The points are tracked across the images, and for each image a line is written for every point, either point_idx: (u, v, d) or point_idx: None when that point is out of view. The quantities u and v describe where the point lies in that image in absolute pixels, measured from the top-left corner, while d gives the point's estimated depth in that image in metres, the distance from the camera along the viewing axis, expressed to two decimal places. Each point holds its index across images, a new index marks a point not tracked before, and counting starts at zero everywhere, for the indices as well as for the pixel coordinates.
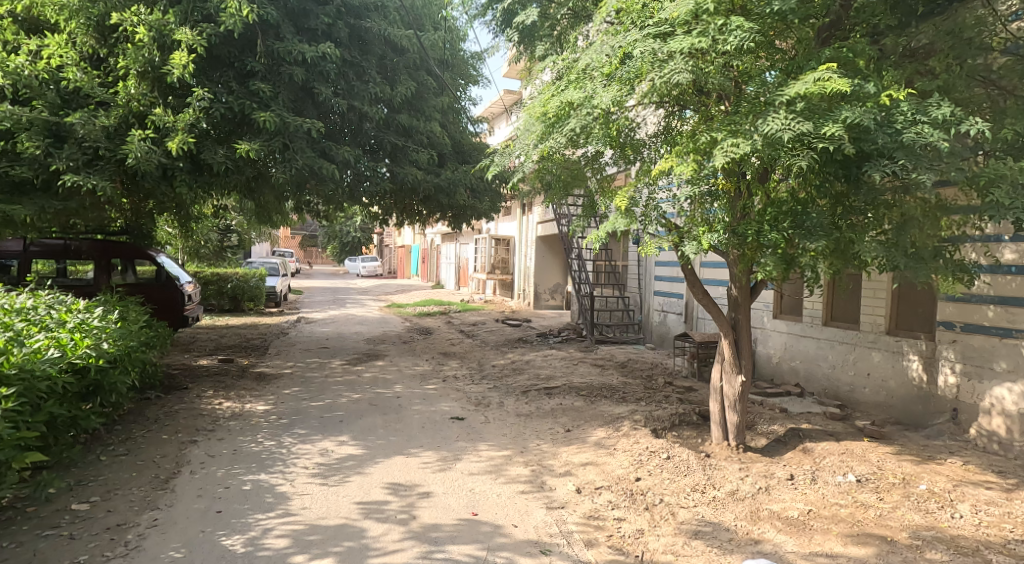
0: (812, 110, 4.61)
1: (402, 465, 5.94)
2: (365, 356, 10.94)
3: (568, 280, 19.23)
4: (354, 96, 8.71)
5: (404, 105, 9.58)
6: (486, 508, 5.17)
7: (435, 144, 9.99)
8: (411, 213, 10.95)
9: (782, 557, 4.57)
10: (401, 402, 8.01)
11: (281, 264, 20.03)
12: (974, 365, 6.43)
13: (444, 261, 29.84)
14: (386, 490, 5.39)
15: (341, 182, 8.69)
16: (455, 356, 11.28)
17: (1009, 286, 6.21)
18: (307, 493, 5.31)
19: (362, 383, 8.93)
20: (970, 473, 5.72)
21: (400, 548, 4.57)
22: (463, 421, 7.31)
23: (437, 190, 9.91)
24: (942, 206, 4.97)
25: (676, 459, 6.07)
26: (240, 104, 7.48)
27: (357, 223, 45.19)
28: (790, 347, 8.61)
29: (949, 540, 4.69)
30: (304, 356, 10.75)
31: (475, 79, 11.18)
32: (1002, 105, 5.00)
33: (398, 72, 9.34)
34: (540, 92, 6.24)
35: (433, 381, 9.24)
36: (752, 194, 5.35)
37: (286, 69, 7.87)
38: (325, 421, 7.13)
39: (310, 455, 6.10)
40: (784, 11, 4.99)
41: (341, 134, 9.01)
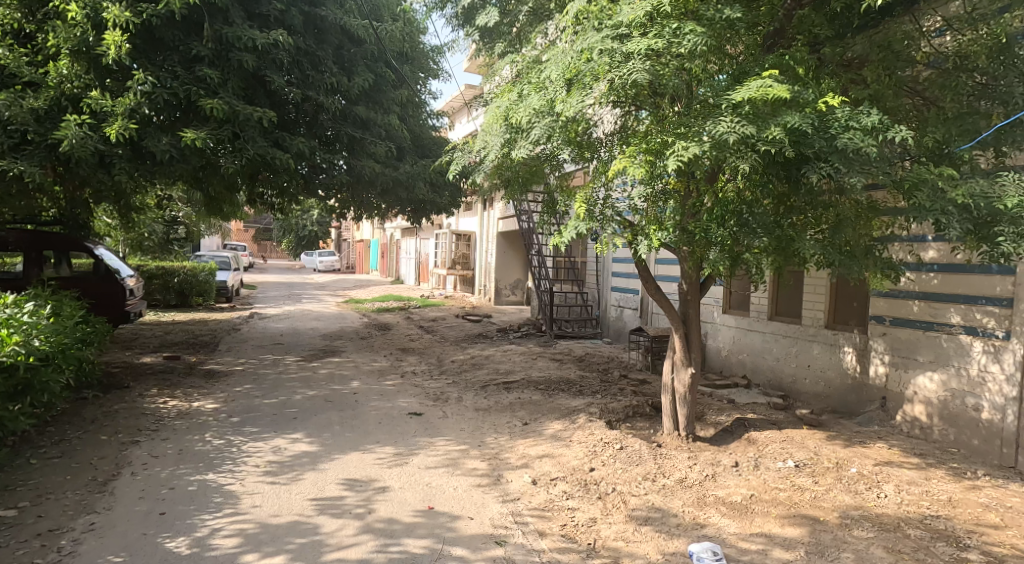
0: (757, 114, 4.87)
1: (357, 461, 6.06)
2: (321, 352, 10.99)
3: (528, 276, 19.45)
4: (310, 86, 8.75)
5: (361, 96, 9.64)
6: (442, 501, 5.34)
7: (394, 137, 10.07)
8: (370, 208, 11.00)
9: (724, 540, 4.85)
10: (358, 398, 8.11)
11: (233, 258, 19.78)
12: (901, 356, 6.84)
13: (405, 255, 29.77)
14: (340, 486, 5.52)
15: (296, 174, 8.65)
16: (413, 352, 11.41)
17: (931, 282, 6.59)
18: (258, 492, 5.40)
19: (318, 380, 8.98)
20: (895, 455, 6.12)
21: (356, 543, 4.70)
22: (420, 416, 7.46)
23: (395, 184, 10.01)
24: (874, 209, 5.31)
25: (629, 449, 6.34)
26: (186, 89, 7.41)
27: (315, 218, 44.70)
28: (738, 341, 8.96)
29: (875, 517, 5.04)
30: (258, 352, 10.74)
31: (435, 72, 11.27)
32: (927, 114, 5.41)
33: (355, 64, 9.41)
34: (500, 94, 6.41)
35: (392, 377, 9.37)
36: (701, 193, 5.63)
37: (236, 55, 7.77)
38: (278, 418, 7.20)
39: (262, 453, 6.18)
40: (733, 19, 5.25)
41: (297, 126, 9.02)
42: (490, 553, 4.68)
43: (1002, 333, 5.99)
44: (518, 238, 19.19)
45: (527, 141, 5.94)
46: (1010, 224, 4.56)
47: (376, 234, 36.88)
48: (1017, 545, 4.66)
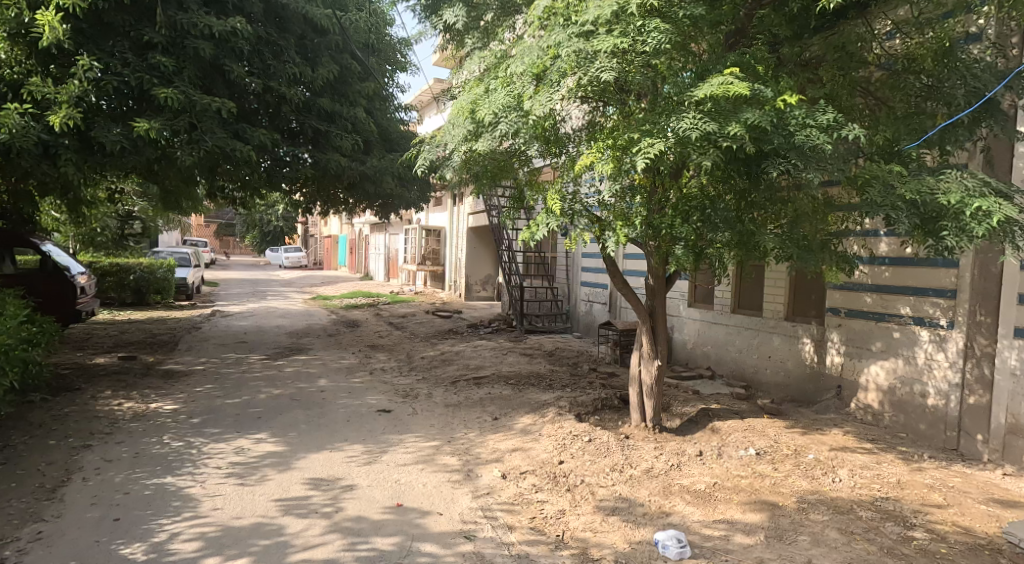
0: (719, 110, 5.02)
1: (325, 460, 6.10)
2: (287, 350, 10.96)
3: (499, 271, 19.54)
4: (271, 77, 8.65)
5: (327, 88, 9.62)
6: (411, 498, 5.40)
7: (360, 130, 10.02)
8: (337, 202, 11.08)
9: (688, 527, 5.00)
10: (325, 397, 8.13)
11: (193, 254, 19.53)
12: (855, 346, 7.10)
13: (374, 250, 29.64)
14: (306, 486, 5.55)
15: (256, 166, 8.60)
16: (382, 349, 11.43)
17: (883, 275, 6.85)
18: (221, 493, 5.40)
19: (282, 378, 8.97)
20: (850, 441, 6.39)
21: (323, 542, 4.75)
22: (389, 413, 7.52)
23: (362, 178, 10.02)
24: (829, 204, 5.52)
25: (597, 441, 6.48)
26: (138, 77, 7.27)
27: (281, 213, 44.14)
28: (703, 334, 9.17)
29: (830, 501, 5.24)
30: (220, 351, 10.67)
31: (402, 64, 11.27)
32: (878, 114, 5.66)
33: (319, 54, 9.37)
34: (468, 88, 6.45)
35: (360, 374, 9.40)
36: (667, 189, 5.75)
37: (192, 43, 7.64)
38: (241, 418, 7.20)
39: (225, 454, 6.19)
40: (696, 17, 5.41)
41: (259, 117, 8.93)
42: (459, 548, 4.76)
43: (947, 323, 6.25)
44: (489, 233, 19.26)
45: (495, 136, 6.03)
46: (955, 220, 4.77)
47: (344, 229, 36.61)
48: (958, 522, 4.91)
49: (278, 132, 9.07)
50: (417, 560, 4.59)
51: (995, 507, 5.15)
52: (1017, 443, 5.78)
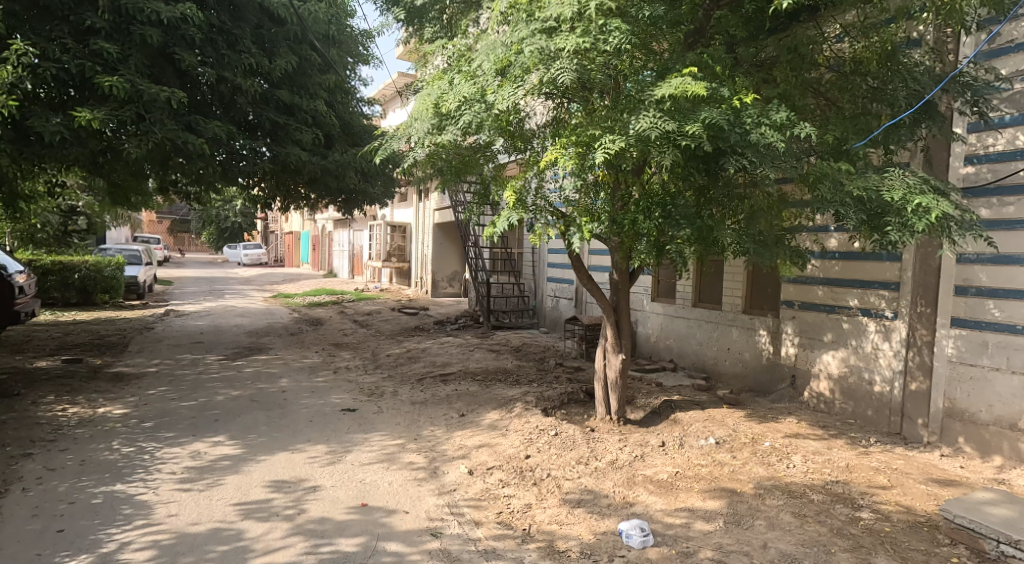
0: (678, 109, 5.15)
1: (286, 461, 6.08)
2: (247, 350, 10.86)
3: (465, 268, 19.64)
4: (226, 67, 8.48)
5: (285, 80, 9.51)
6: (376, 497, 5.42)
7: (322, 124, 9.98)
8: (298, 197, 11.04)
9: (651, 516, 5.14)
10: (286, 397, 8.11)
11: (143, 251, 19.13)
12: (808, 337, 7.36)
13: (337, 247, 29.43)
14: (267, 488, 5.51)
15: (212, 160, 8.42)
16: (346, 347, 11.41)
17: (834, 269, 7.11)
18: (174, 500, 5.30)
19: (241, 379, 8.90)
20: (803, 428, 6.65)
21: (285, 545, 4.73)
22: (354, 412, 7.54)
23: (324, 172, 9.96)
24: (783, 201, 5.71)
25: (563, 435, 6.61)
26: (79, 64, 7.02)
27: (242, 209, 43.44)
28: (665, 327, 9.38)
29: (785, 486, 5.44)
30: (174, 353, 10.52)
31: (364, 57, 11.26)
32: (829, 114, 5.90)
33: (277, 45, 9.31)
34: (432, 82, 6.49)
35: (324, 373, 9.40)
36: (629, 185, 5.89)
37: (138, 30, 7.42)
38: (197, 421, 7.10)
39: (180, 458, 6.08)
40: (656, 16, 5.54)
41: (212, 109, 8.77)
42: (426, 545, 4.80)
43: (891, 314, 6.55)
44: (455, 229, 19.32)
45: (459, 131, 6.06)
46: (897, 216, 5.02)
47: (306, 226, 36.24)
48: (901, 502, 5.15)
49: (232, 124, 8.89)
50: (382, 559, 4.61)
51: (934, 487, 5.42)
52: (956, 426, 6.10)
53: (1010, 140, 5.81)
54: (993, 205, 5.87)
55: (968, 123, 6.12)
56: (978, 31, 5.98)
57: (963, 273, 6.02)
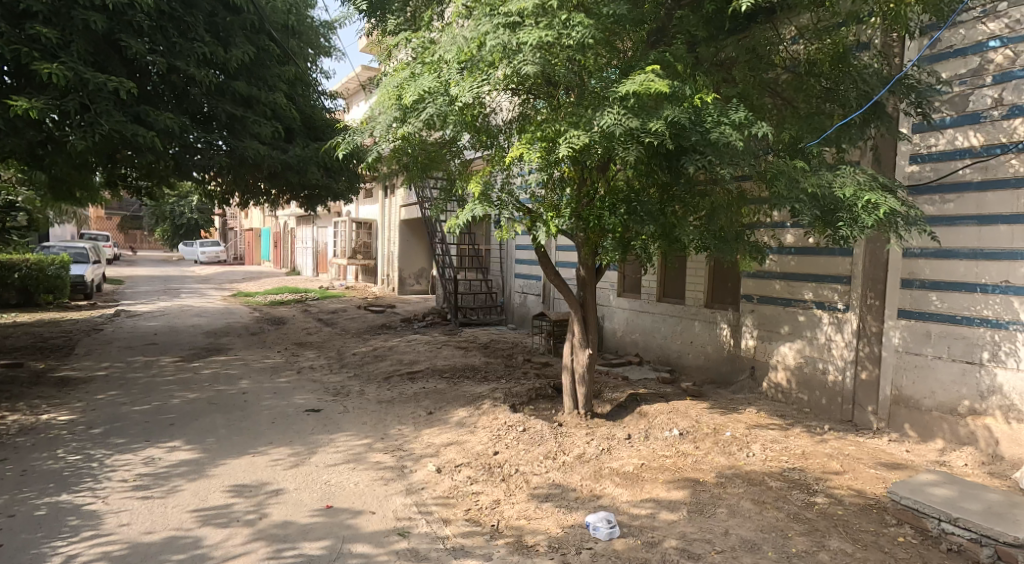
0: (641, 107, 5.23)
1: (247, 465, 6.05)
2: (204, 351, 10.73)
3: (432, 264, 19.66)
4: (177, 55, 8.29)
5: (242, 70, 9.32)
6: (341, 499, 5.44)
7: (282, 118, 9.89)
8: (257, 191, 10.89)
9: (617, 508, 5.25)
10: (246, 399, 8.05)
11: (90, 249, 18.66)
12: (766, 330, 7.58)
13: (300, 245, 29.12)
14: (228, 493, 5.48)
15: (162, 153, 8.28)
16: (310, 346, 11.36)
17: (790, 263, 7.33)
18: (126, 509, 5.22)
19: (198, 382, 8.80)
20: (762, 418, 6.87)
21: (245, 551, 4.71)
22: (318, 413, 7.55)
23: (284, 167, 9.85)
24: (742, 198, 5.86)
25: (530, 431, 6.71)
26: (17, 50, 6.78)
27: (201, 206, 42.63)
28: (630, 322, 9.53)
29: (745, 474, 5.62)
30: (126, 355, 10.32)
31: (325, 50, 11.17)
32: (785, 113, 6.08)
33: (232, 34, 9.01)
34: (394, 73, 6.46)
35: (287, 373, 9.36)
36: (594, 182, 5.99)
37: (80, 15, 7.23)
38: (151, 426, 7.00)
39: (132, 465, 5.98)
40: (619, 14, 5.62)
41: (164, 101, 8.55)
42: (393, 545, 4.84)
43: (843, 306, 6.79)
44: (421, 226, 19.32)
45: (422, 124, 6.03)
46: (848, 212, 5.23)
47: (267, 222, 35.77)
48: (853, 487, 5.36)
49: (183, 115, 8.69)
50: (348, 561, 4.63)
51: (882, 470, 5.65)
52: (902, 412, 6.37)
53: (951, 140, 6.06)
54: (936, 202, 6.13)
55: (913, 123, 6.34)
56: (921, 36, 6.24)
57: (908, 266, 6.29)
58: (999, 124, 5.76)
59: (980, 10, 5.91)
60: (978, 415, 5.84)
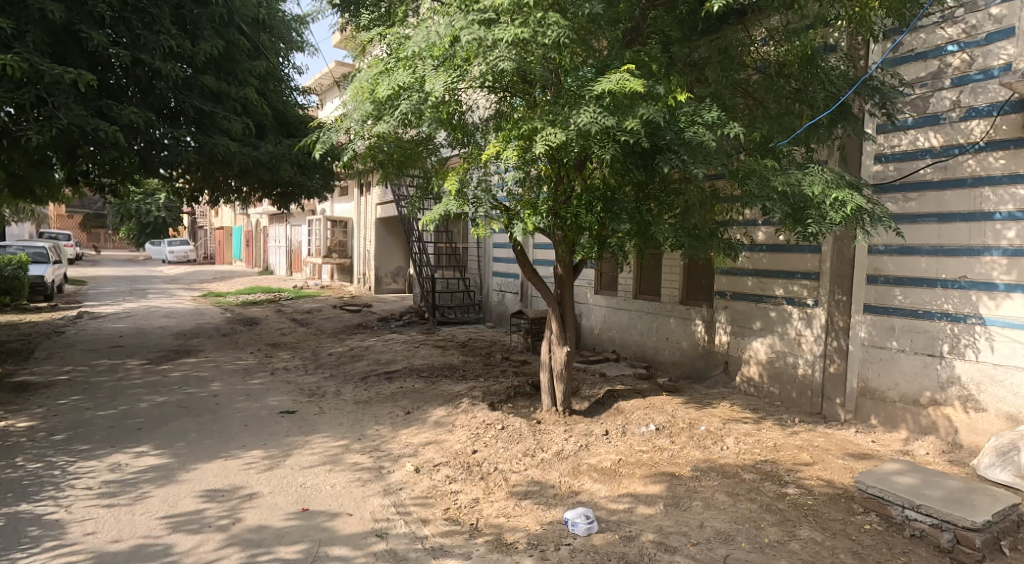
0: (616, 106, 5.30)
1: (219, 469, 6.03)
2: (173, 353, 10.63)
3: (408, 263, 19.63)
4: (141, 48, 8.13)
5: (210, 64, 9.19)
6: (317, 501, 5.45)
7: (253, 113, 9.80)
8: (225, 188, 10.77)
9: (595, 503, 5.33)
10: (218, 402, 8.00)
11: (50, 249, 18.35)
12: (739, 326, 7.72)
13: (273, 243, 28.85)
14: (200, 498, 5.47)
15: (127, 148, 8.18)
16: (284, 347, 11.31)
17: (762, 260, 7.47)
18: (91, 517, 5.18)
19: (167, 385, 8.72)
20: (735, 412, 7.00)
21: (219, 557, 4.70)
22: (294, 415, 7.54)
23: (256, 164, 9.75)
24: (716, 196, 5.96)
25: (509, 429, 6.77)
26: None
27: (171, 205, 42.04)
28: (607, 319, 9.63)
29: (719, 467, 5.74)
30: (91, 359, 10.19)
31: (298, 45, 11.10)
32: (755, 113, 6.20)
33: (199, 26, 8.91)
34: (368, 67, 6.42)
35: (260, 375, 9.32)
36: (571, 180, 6.06)
37: (36, 4, 7.08)
38: (116, 431, 6.94)
39: (97, 473, 5.93)
40: (594, 14, 5.67)
41: (127, 94, 8.41)
42: (372, 547, 4.85)
43: (812, 302, 6.94)
44: (397, 224, 19.24)
45: (397, 120, 6.04)
46: (817, 210, 5.36)
47: (239, 220, 35.35)
48: (823, 477, 5.49)
49: (148, 110, 8.48)
50: None
51: (850, 460, 5.80)
52: (868, 403, 6.54)
53: (913, 140, 6.23)
54: (899, 201, 6.30)
55: (877, 123, 6.50)
56: (884, 39, 6.40)
57: (873, 262, 6.45)
58: (957, 126, 5.94)
59: (939, 15, 6.06)
60: (939, 405, 6.03)
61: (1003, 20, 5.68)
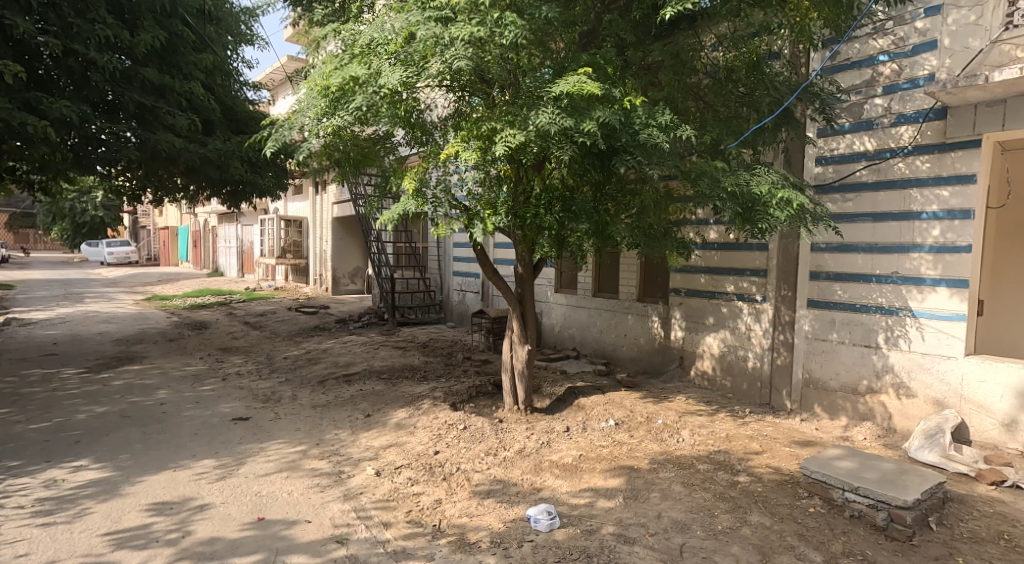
0: (574, 107, 5.42)
1: (167, 481, 5.98)
2: (114, 361, 10.42)
3: (366, 263, 19.56)
4: (74, 37, 7.91)
5: (152, 56, 9.00)
6: (275, 510, 5.46)
7: (199, 109, 9.63)
8: (166, 186, 10.59)
9: (557, 499, 5.46)
10: (165, 411, 7.90)
11: None
12: (693, 321, 7.94)
13: (223, 244, 28.34)
14: (147, 512, 5.42)
15: (58, 142, 7.99)
16: (236, 351, 11.18)
17: (714, 258, 7.69)
18: (25, 538, 5.09)
19: (106, 395, 8.55)
20: (690, 406, 7.21)
21: None
22: (247, 421, 7.50)
23: (203, 162, 9.55)
24: (669, 197, 6.15)
25: (471, 429, 6.86)
26: None
27: (114, 204, 40.88)
28: (567, 317, 9.79)
29: (676, 459, 5.93)
30: (24, 369, 9.91)
31: (247, 38, 10.98)
32: (705, 115, 6.41)
33: (139, 16, 8.66)
34: (322, 63, 6.40)
35: (210, 381, 9.22)
36: (530, 180, 6.17)
37: None
38: (52, 445, 6.80)
39: (30, 490, 5.81)
40: (551, 17, 5.80)
41: (59, 86, 8.23)
42: (334, 554, 4.90)
43: (761, 298, 7.19)
44: (354, 222, 19.10)
45: (351, 114, 6.03)
46: (764, 209, 5.60)
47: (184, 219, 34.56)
48: (773, 465, 5.71)
49: (82, 102, 8.28)
50: None
51: (797, 448, 6.05)
52: (812, 393, 6.81)
53: (850, 144, 6.51)
54: (838, 201, 6.58)
55: (818, 128, 6.78)
56: (823, 49, 6.68)
57: (815, 259, 6.72)
58: (889, 130, 6.24)
59: (870, 27, 6.35)
60: (875, 393, 6.34)
61: (927, 33, 6.00)
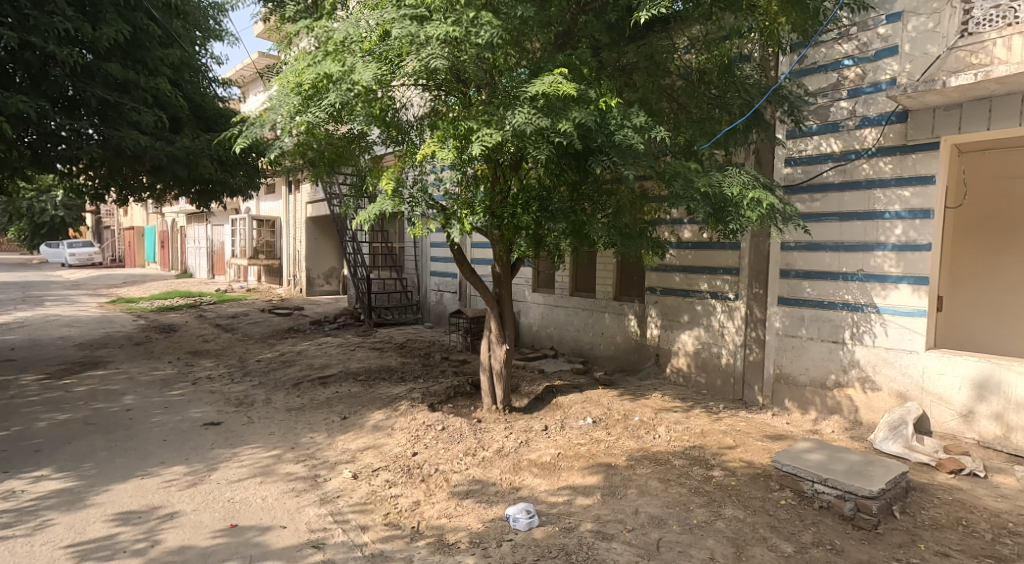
0: (550, 107, 5.48)
1: (135, 489, 5.93)
2: (79, 366, 10.27)
3: (341, 263, 19.47)
4: (30, 30, 7.84)
5: (116, 51, 8.89)
6: (248, 516, 5.46)
7: (167, 107, 9.52)
8: (129, 184, 10.48)
9: (536, 498, 5.51)
10: (133, 417, 7.82)
11: None
12: (669, 319, 8.05)
13: (193, 244, 27.98)
14: (113, 522, 5.39)
15: (14, 138, 7.89)
16: (207, 355, 11.09)
17: (688, 257, 7.80)
18: None
19: (69, 401, 8.42)
20: (665, 403, 7.32)
21: None
22: (218, 426, 7.46)
23: (172, 160, 9.42)
24: (644, 197, 6.24)
25: (449, 429, 6.90)
26: None
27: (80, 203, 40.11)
28: (545, 316, 9.86)
29: (652, 456, 6.02)
30: None
31: (216, 34, 10.88)
32: (678, 116, 6.51)
33: (101, 9, 8.55)
34: (295, 60, 6.36)
35: (179, 386, 9.13)
36: (506, 179, 6.21)
37: None
38: (12, 454, 6.70)
39: None
40: (526, 16, 5.85)
41: (16, 79, 8.13)
42: (311, 558, 4.91)
43: (733, 296, 7.32)
44: (328, 222, 18.99)
45: (325, 110, 6.00)
46: (736, 208, 5.71)
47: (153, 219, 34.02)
48: (745, 459, 5.83)
49: (41, 96, 8.18)
50: None
51: (768, 442, 6.18)
52: (783, 388, 6.95)
53: (817, 145, 6.66)
54: (807, 201, 6.73)
55: (787, 129, 6.92)
56: (791, 52, 6.83)
57: (785, 257, 6.86)
58: (853, 133, 6.40)
59: (836, 32, 6.50)
60: (842, 387, 6.49)
61: (889, 39, 6.16)
